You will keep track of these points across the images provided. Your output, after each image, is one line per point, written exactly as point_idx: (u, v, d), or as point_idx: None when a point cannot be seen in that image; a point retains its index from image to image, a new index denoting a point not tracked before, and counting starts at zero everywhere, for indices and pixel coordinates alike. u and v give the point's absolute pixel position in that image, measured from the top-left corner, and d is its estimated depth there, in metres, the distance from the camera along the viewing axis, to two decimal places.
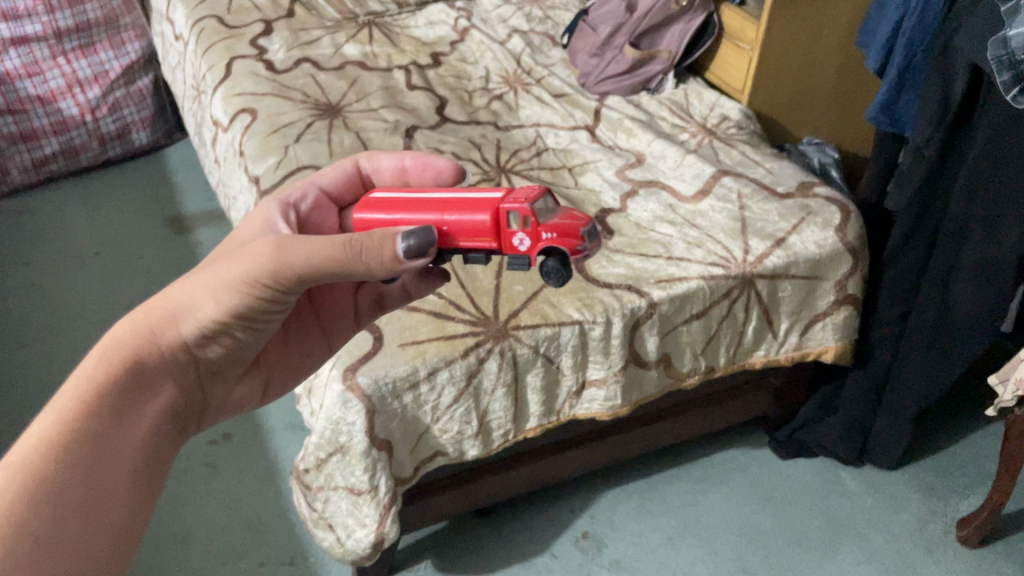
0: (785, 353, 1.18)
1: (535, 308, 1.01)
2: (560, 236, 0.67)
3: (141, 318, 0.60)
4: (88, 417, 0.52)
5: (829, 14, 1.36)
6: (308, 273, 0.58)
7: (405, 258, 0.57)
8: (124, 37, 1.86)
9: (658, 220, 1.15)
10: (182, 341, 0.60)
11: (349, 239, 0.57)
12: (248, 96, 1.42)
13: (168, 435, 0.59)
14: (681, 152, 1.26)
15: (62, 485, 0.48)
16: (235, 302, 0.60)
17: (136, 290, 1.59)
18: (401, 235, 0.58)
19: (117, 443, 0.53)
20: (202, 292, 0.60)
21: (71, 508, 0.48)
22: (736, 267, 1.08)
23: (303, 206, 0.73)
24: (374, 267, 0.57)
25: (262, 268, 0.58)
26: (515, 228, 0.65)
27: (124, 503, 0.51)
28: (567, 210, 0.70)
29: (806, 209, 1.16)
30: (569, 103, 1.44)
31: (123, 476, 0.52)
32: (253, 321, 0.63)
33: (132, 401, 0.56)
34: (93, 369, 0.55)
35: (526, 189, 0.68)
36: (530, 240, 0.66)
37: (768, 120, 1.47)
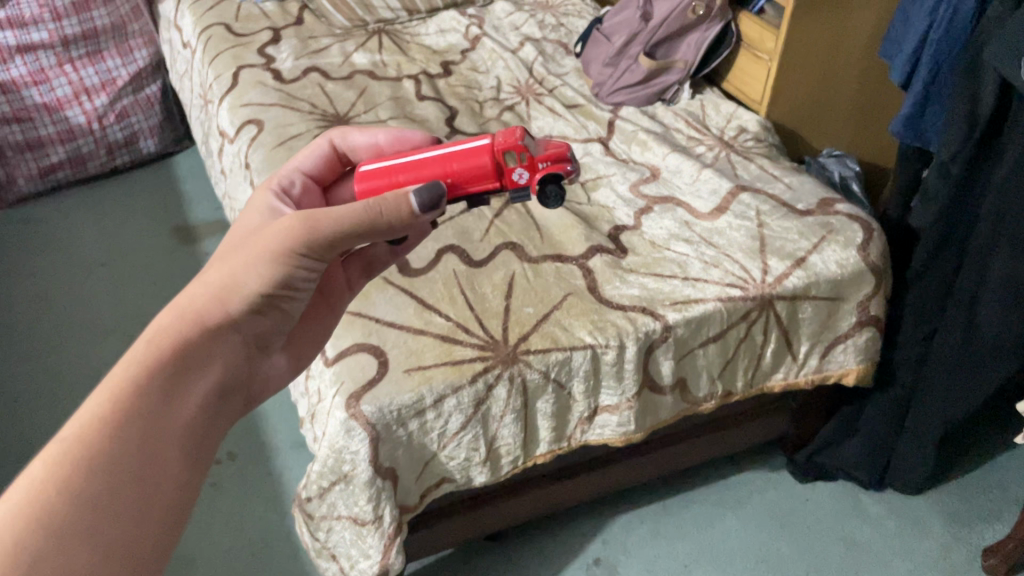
0: (805, 376, 1.14)
1: (546, 331, 0.97)
2: (551, 164, 0.85)
3: (186, 303, 0.59)
4: (139, 393, 0.51)
5: (851, 23, 1.32)
6: (336, 241, 0.62)
7: (421, 212, 0.64)
8: (132, 44, 1.83)
9: (673, 238, 1.11)
10: (232, 318, 0.60)
11: (368, 202, 0.62)
12: (255, 106, 1.39)
13: (223, 408, 0.58)
14: (697, 167, 1.23)
15: (113, 462, 0.47)
16: (279, 273, 0.61)
17: (142, 302, 1.57)
18: (413, 191, 0.64)
19: (170, 415, 0.52)
20: (246, 269, 0.61)
21: (123, 483, 0.47)
22: (754, 288, 1.04)
23: (294, 192, 0.86)
24: (396, 224, 0.63)
25: (292, 242, 0.61)
26: (513, 164, 0.83)
27: (175, 478, 0.50)
28: (549, 141, 0.88)
29: (826, 226, 1.13)
30: (582, 114, 1.41)
31: (175, 451, 0.51)
32: (296, 291, 0.64)
33: (186, 374, 0.55)
34: (143, 346, 0.54)
35: (508, 131, 0.86)
36: (526, 172, 0.83)
37: (786, 131, 1.44)
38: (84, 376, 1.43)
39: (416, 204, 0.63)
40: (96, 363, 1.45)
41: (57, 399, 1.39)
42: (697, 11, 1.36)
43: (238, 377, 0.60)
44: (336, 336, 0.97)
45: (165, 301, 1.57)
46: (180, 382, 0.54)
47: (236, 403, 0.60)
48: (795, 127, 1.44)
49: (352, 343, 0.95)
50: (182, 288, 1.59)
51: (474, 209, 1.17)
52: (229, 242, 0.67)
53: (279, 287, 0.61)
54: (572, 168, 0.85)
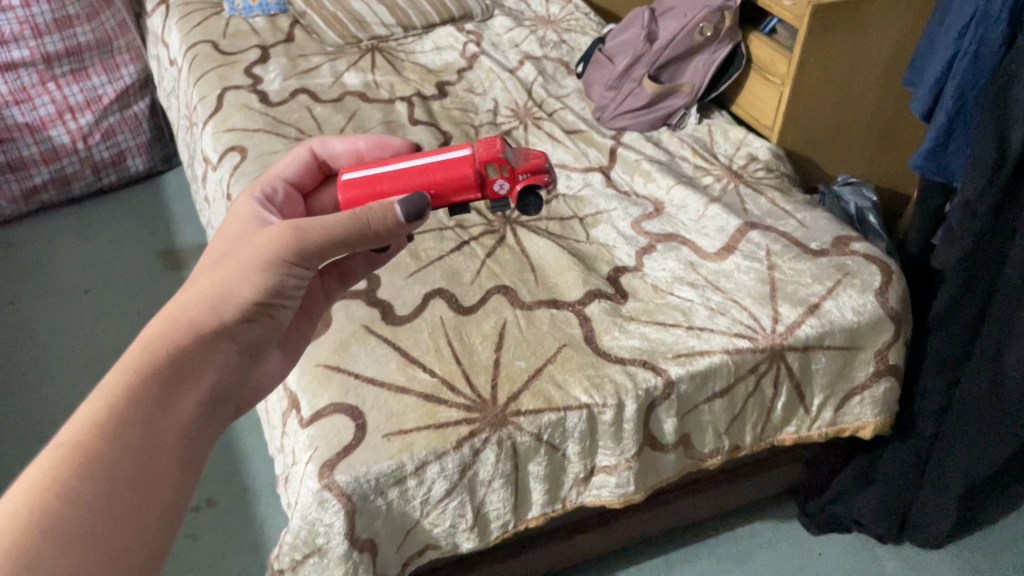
0: (818, 429, 1.06)
1: (538, 389, 0.90)
2: (530, 175, 0.88)
3: (179, 313, 0.60)
4: (137, 397, 0.53)
5: (867, 43, 1.25)
6: (327, 248, 0.65)
7: (406, 222, 0.67)
8: (118, 60, 1.77)
9: (676, 282, 1.04)
10: (225, 326, 0.61)
11: (356, 212, 0.65)
12: (239, 132, 1.33)
13: (214, 414, 0.59)
14: (704, 202, 1.15)
15: (112, 462, 0.49)
16: (270, 281, 0.64)
17: (124, 332, 1.51)
18: (397, 202, 0.67)
19: (165, 420, 0.53)
20: (239, 279, 0.63)
21: (122, 482, 0.49)
22: (764, 339, 0.97)
23: (277, 200, 0.81)
24: (382, 231, 0.66)
25: (284, 249, 0.64)
26: (495, 175, 0.84)
27: (169, 478, 0.52)
28: (526, 152, 0.90)
29: (841, 268, 1.05)
30: (582, 141, 1.33)
31: (168, 454, 0.52)
32: (286, 299, 0.66)
33: (179, 380, 0.56)
34: (138, 354, 0.56)
35: (487, 141, 0.87)
36: (508, 183, 0.85)
37: (799, 158, 1.37)
38: (63, 413, 1.36)
39: (402, 213, 0.66)
40: (75, 398, 1.39)
41: (33, 439, 1.33)
42: (705, 32, 1.28)
43: (229, 384, 0.62)
44: (312, 393, 0.90)
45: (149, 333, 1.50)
46: (173, 387, 0.55)
47: (229, 409, 0.62)
48: (809, 153, 1.37)
49: (329, 403, 0.88)
50: None
51: (466, 247, 1.10)
52: (214, 255, 0.69)
53: (271, 294, 0.64)
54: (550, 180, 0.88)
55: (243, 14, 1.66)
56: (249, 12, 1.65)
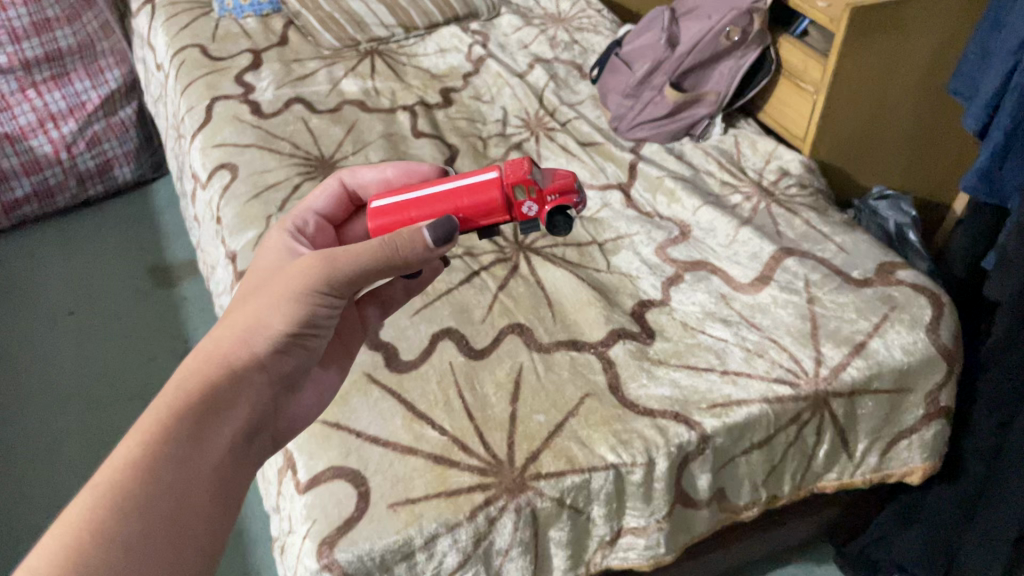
0: (862, 475, 0.98)
1: (560, 448, 0.81)
2: (559, 197, 0.80)
3: (212, 350, 0.62)
4: (171, 435, 0.53)
5: (908, 48, 1.15)
6: (358, 279, 0.64)
7: (433, 245, 0.64)
8: (103, 64, 1.67)
9: (708, 319, 0.95)
10: (257, 359, 0.62)
11: (383, 239, 0.63)
12: (230, 147, 1.23)
13: (250, 448, 0.60)
14: (734, 225, 1.06)
15: (150, 499, 0.49)
16: (300, 311, 0.63)
17: (111, 357, 1.42)
18: (425, 227, 0.65)
19: (198, 456, 0.54)
20: (268, 310, 0.63)
21: (160, 518, 0.49)
22: (806, 384, 0.88)
23: (308, 232, 0.80)
24: (412, 259, 0.64)
25: (314, 280, 0.63)
26: (523, 198, 0.78)
27: (206, 512, 0.52)
28: (558, 170, 0.83)
29: (887, 300, 0.97)
30: (599, 154, 1.24)
31: (205, 489, 0.53)
32: (317, 328, 0.65)
33: (210, 416, 0.57)
34: (172, 394, 0.57)
35: (515, 163, 0.81)
36: (537, 205, 0.79)
37: (832, 171, 1.27)
38: (44, 450, 1.27)
39: (431, 238, 0.64)
40: (59, 433, 1.30)
41: (14, 480, 1.24)
42: (732, 37, 1.18)
43: (263, 418, 0.62)
44: (310, 453, 0.81)
45: (138, 360, 1.41)
46: (205, 423, 0.56)
47: (264, 444, 0.63)
48: (844, 166, 1.27)
49: (327, 467, 0.79)
50: (157, 344, 1.44)
51: (476, 278, 1.01)
52: (247, 290, 0.69)
53: (303, 324, 0.63)
54: (582, 200, 0.81)
55: (233, 14, 1.56)
56: (241, 12, 1.55)
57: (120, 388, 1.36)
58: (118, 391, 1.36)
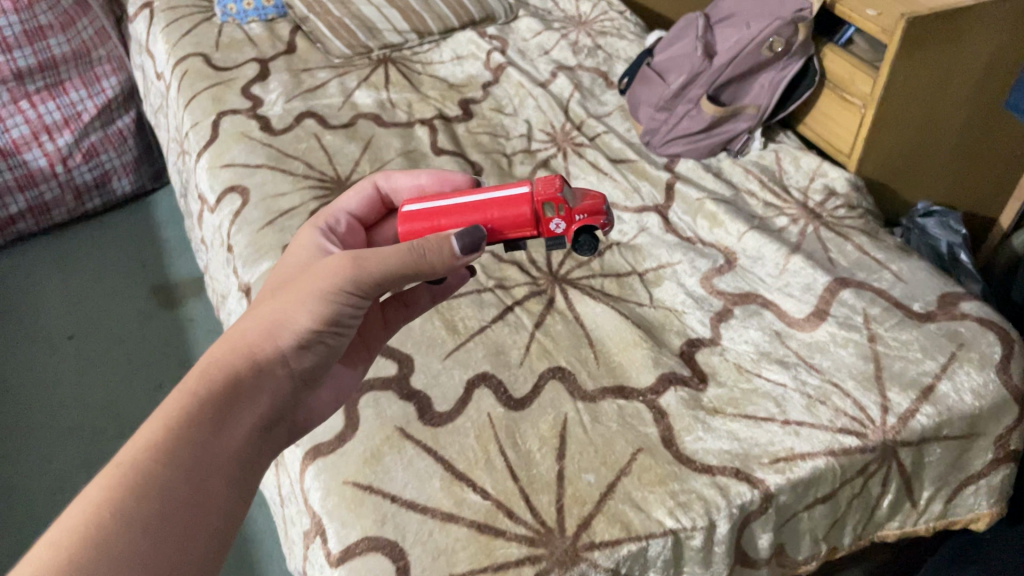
0: (925, 523, 0.91)
1: (613, 512, 0.74)
2: (586, 216, 0.80)
3: (238, 339, 0.62)
4: (191, 424, 0.54)
5: (961, 60, 1.08)
6: (385, 282, 0.62)
7: (460, 254, 0.63)
8: (99, 72, 1.58)
9: (763, 361, 0.88)
10: (280, 355, 0.62)
11: (413, 245, 0.62)
12: (239, 168, 1.16)
13: (266, 441, 0.60)
14: (783, 252, 1.00)
15: (165, 486, 0.50)
16: (327, 311, 0.62)
17: (116, 385, 1.35)
18: (454, 235, 0.63)
19: (215, 448, 0.55)
20: (294, 307, 0.62)
21: (173, 504, 0.50)
22: (874, 434, 0.81)
23: (338, 230, 0.79)
24: (439, 266, 0.62)
25: (341, 280, 0.62)
26: (551, 215, 0.76)
27: (219, 503, 0.53)
28: (586, 190, 0.82)
29: (952, 335, 0.90)
30: (631, 172, 1.17)
31: (219, 481, 0.54)
32: (344, 326, 0.65)
33: (229, 410, 0.57)
34: (194, 382, 0.58)
35: (545, 179, 0.79)
36: (565, 223, 0.78)
37: (879, 188, 1.20)
38: (47, 490, 1.20)
39: (458, 248, 0.62)
40: (62, 468, 1.23)
41: (13, 522, 1.16)
42: (774, 48, 1.10)
43: (283, 411, 0.62)
44: (341, 521, 0.74)
45: (143, 388, 1.34)
46: (225, 414, 0.57)
47: (281, 436, 0.63)
48: (890, 182, 1.20)
49: (361, 538, 0.72)
50: (163, 370, 1.37)
51: (510, 315, 0.94)
52: (276, 280, 0.69)
53: (328, 323, 0.62)
54: (608, 222, 0.80)
55: (237, 20, 1.48)
56: (245, 17, 1.47)
57: (125, 420, 1.29)
58: (123, 422, 1.29)
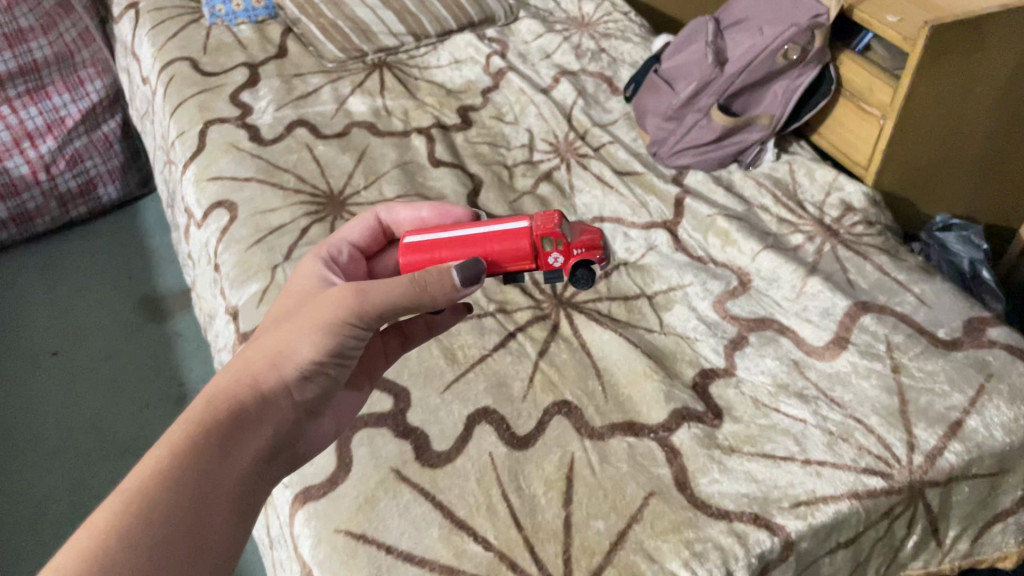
0: (950, 562, 0.85)
1: (624, 563, 0.69)
2: (586, 252, 0.75)
3: (241, 368, 0.61)
4: (196, 452, 0.53)
5: (986, 69, 1.02)
6: (388, 314, 0.62)
7: (461, 285, 0.63)
8: (83, 76, 1.52)
9: (781, 393, 0.83)
10: (284, 385, 0.61)
11: (414, 277, 0.62)
12: (227, 181, 1.11)
13: (269, 471, 0.59)
14: (800, 274, 0.95)
15: (173, 510, 0.49)
16: (330, 341, 0.61)
17: (101, 404, 1.29)
18: (454, 267, 0.64)
19: (220, 474, 0.54)
20: (298, 338, 0.61)
21: (180, 530, 0.49)
22: (901, 474, 0.76)
23: (341, 261, 0.75)
24: (439, 299, 0.62)
25: (344, 312, 0.61)
26: (550, 249, 0.73)
27: (222, 530, 0.52)
28: (584, 224, 0.78)
29: (980, 365, 0.85)
30: (638, 185, 1.11)
31: (223, 508, 0.52)
32: (345, 358, 0.64)
33: (234, 438, 0.56)
34: (199, 409, 0.57)
35: (544, 212, 0.75)
36: (563, 257, 0.74)
37: (898, 201, 1.15)
38: (28, 517, 1.14)
39: (459, 279, 0.63)
40: (44, 493, 1.17)
41: None
42: (789, 55, 1.04)
43: (286, 441, 0.61)
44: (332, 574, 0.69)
45: (129, 407, 1.29)
46: (231, 440, 0.56)
47: (284, 466, 0.62)
48: (909, 195, 1.15)
49: None
50: (151, 388, 1.32)
51: (512, 342, 0.89)
52: (275, 316, 0.68)
53: (331, 354, 0.62)
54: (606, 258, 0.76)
55: (225, 21, 1.42)
56: (234, 19, 1.42)
57: (111, 441, 1.24)
58: (109, 444, 1.23)
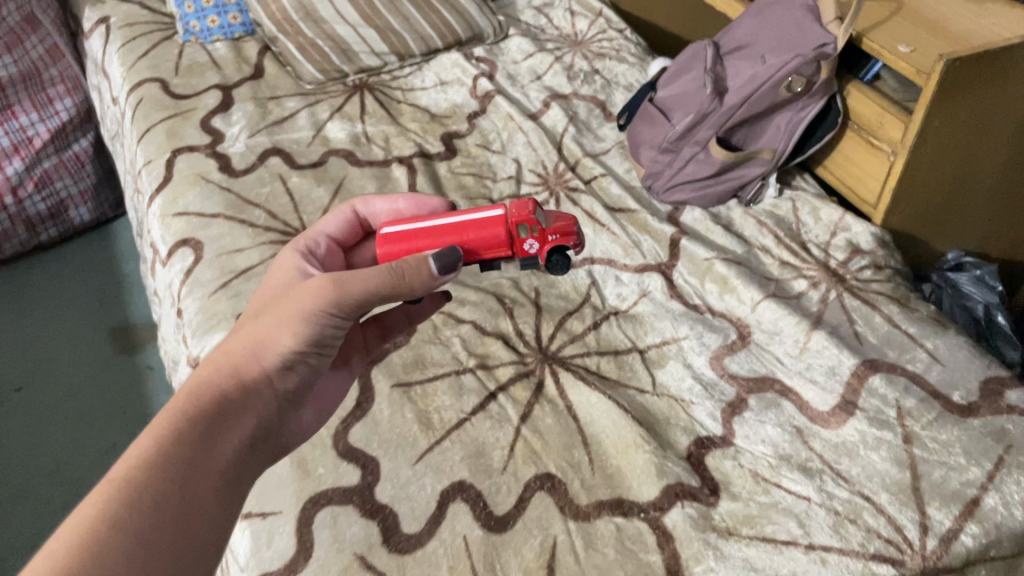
0: None
1: None
2: (560, 238, 0.72)
3: (222, 361, 0.61)
4: (184, 436, 0.53)
5: (1003, 104, 0.95)
6: (366, 303, 0.61)
7: (439, 274, 0.63)
8: (51, 94, 1.45)
9: (783, 467, 0.76)
10: (265, 375, 0.61)
11: (392, 266, 0.61)
12: (194, 216, 1.04)
13: (255, 457, 0.59)
14: (804, 328, 0.88)
15: (164, 491, 0.49)
16: (310, 331, 0.61)
17: (66, 445, 1.22)
18: (430, 256, 0.63)
19: (208, 458, 0.53)
20: (277, 329, 0.61)
21: (173, 509, 0.48)
22: (914, 561, 0.69)
23: (318, 254, 0.74)
24: (416, 286, 0.62)
25: (323, 302, 0.60)
26: (525, 236, 0.70)
27: (215, 509, 0.51)
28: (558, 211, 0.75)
29: (999, 435, 0.78)
30: (632, 224, 1.05)
31: (213, 490, 0.52)
32: (325, 346, 0.63)
33: (219, 425, 0.56)
34: (183, 399, 0.57)
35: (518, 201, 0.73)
36: (539, 244, 0.71)
37: (907, 240, 1.08)
38: None
39: (436, 268, 0.62)
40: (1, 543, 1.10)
41: None
42: (793, 88, 0.97)
43: (270, 428, 0.61)
44: None
45: (96, 448, 1.22)
46: (217, 427, 0.55)
47: (269, 455, 0.62)
48: (919, 234, 1.08)
49: None
50: (119, 428, 1.25)
51: (492, 403, 0.82)
52: (249, 312, 0.67)
53: (311, 343, 0.61)
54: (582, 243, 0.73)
55: (200, 39, 1.35)
56: (209, 36, 1.35)
57: (75, 486, 1.17)
58: (74, 489, 1.17)
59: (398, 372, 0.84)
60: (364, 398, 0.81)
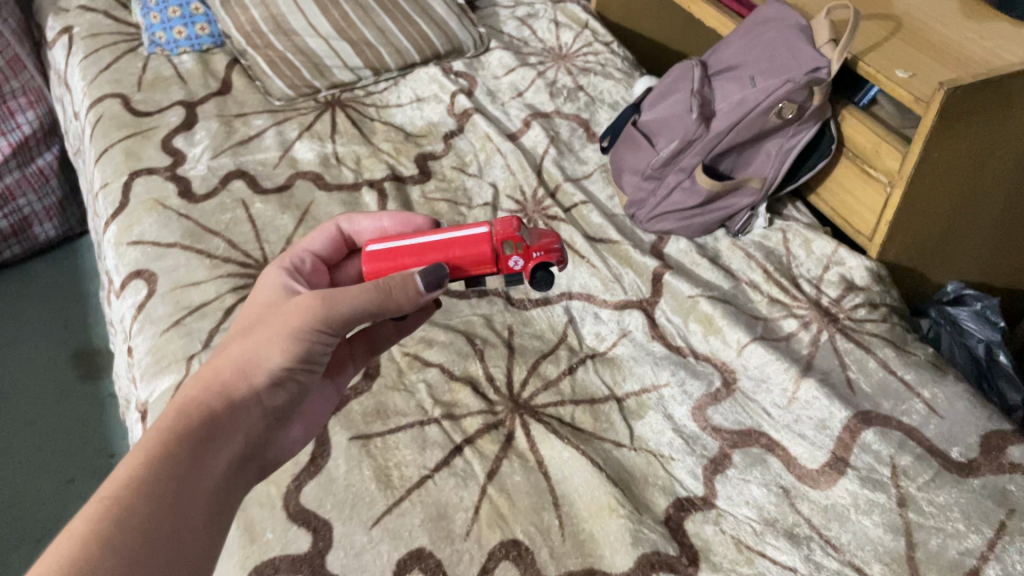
0: None
1: None
2: (546, 254, 0.66)
3: (210, 376, 0.56)
4: (172, 458, 0.49)
5: (1007, 132, 0.89)
6: (354, 321, 0.57)
7: (425, 290, 0.58)
8: (13, 106, 1.38)
9: (769, 534, 0.71)
10: (254, 394, 0.56)
11: (378, 283, 0.56)
12: (149, 245, 0.98)
13: (240, 477, 0.55)
14: (792, 376, 0.83)
15: (151, 519, 0.45)
16: (299, 349, 0.57)
17: (21, 479, 1.16)
18: (416, 272, 0.58)
19: (195, 482, 0.49)
20: (265, 345, 0.57)
21: (159, 538, 0.45)
22: None
23: (304, 271, 0.68)
24: (404, 305, 0.57)
25: (311, 320, 0.56)
26: (510, 252, 0.64)
27: (201, 537, 0.48)
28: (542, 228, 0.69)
29: (1001, 498, 0.72)
30: (614, 256, 0.99)
31: (199, 516, 0.49)
32: (315, 363, 0.59)
33: (208, 446, 0.52)
34: (169, 418, 0.53)
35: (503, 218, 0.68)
36: (524, 259, 0.65)
37: (904, 272, 1.03)
38: None
39: (422, 284, 0.57)
40: None
41: None
42: (783, 114, 0.91)
43: (256, 446, 0.57)
44: None
45: (53, 481, 1.16)
46: (204, 448, 0.52)
47: (255, 472, 0.58)
48: (917, 266, 1.03)
49: None
50: (77, 460, 1.19)
51: (456, 459, 0.76)
52: (234, 325, 0.62)
53: (299, 361, 0.57)
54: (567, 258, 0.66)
55: (166, 51, 1.28)
56: (175, 49, 1.28)
57: (26, 523, 1.11)
58: (24, 526, 1.11)
59: (358, 422, 0.79)
60: (319, 453, 0.76)
